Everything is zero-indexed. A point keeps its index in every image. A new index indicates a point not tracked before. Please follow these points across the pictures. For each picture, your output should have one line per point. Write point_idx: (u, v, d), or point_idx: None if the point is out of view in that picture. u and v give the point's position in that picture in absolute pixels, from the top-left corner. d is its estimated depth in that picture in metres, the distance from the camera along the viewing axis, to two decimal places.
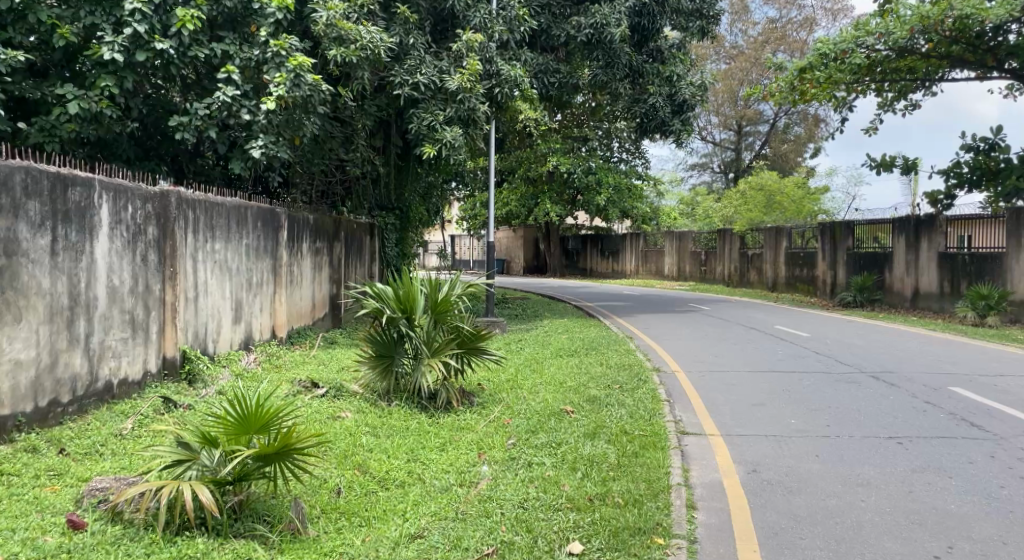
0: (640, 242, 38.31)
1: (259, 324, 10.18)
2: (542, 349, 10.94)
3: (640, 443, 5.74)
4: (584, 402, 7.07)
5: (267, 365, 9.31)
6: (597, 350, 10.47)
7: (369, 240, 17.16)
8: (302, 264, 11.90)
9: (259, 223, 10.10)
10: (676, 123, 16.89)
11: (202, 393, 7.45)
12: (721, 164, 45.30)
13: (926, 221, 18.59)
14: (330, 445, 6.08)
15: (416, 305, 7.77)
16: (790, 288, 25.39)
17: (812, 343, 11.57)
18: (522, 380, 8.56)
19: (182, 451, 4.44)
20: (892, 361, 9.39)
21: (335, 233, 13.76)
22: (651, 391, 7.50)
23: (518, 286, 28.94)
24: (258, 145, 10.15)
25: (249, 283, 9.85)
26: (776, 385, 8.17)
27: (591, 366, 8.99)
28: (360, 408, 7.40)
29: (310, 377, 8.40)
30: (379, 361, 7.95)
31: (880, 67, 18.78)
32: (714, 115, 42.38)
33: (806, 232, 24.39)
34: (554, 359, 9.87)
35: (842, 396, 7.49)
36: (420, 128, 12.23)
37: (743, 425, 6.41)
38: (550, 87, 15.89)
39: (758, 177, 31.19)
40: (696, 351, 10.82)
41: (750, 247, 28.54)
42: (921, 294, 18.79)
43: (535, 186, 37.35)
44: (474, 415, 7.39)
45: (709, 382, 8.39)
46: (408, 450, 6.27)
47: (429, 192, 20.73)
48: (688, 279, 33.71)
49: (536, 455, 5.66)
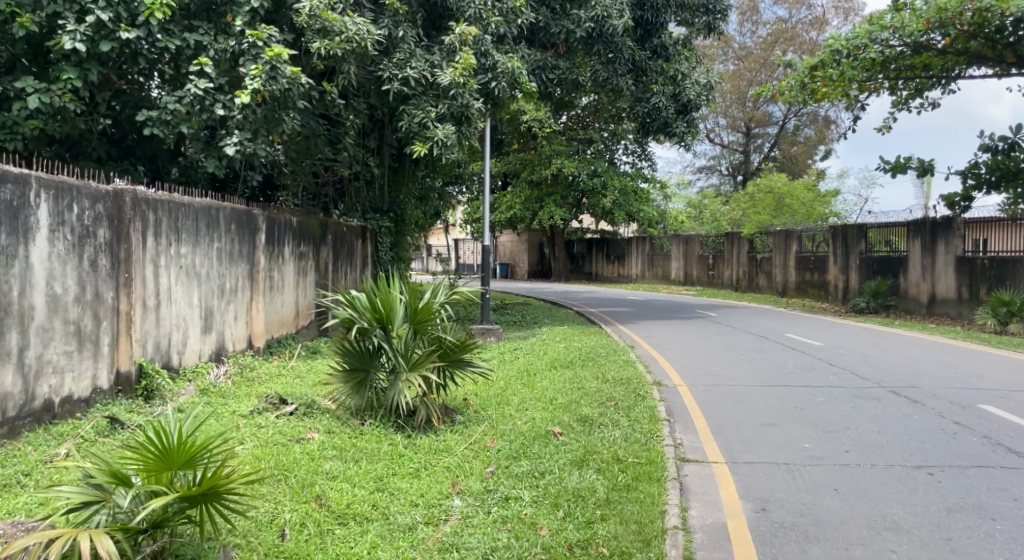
0: (646, 246, 37.57)
1: (233, 333, 9.53)
2: (536, 360, 10.26)
3: (632, 473, 5.06)
4: (575, 423, 6.38)
5: (238, 379, 8.66)
6: (595, 361, 9.79)
7: (361, 244, 16.55)
8: (284, 269, 11.27)
9: (233, 225, 9.45)
10: (681, 124, 16.22)
11: (157, 412, 6.81)
12: (729, 167, 44.57)
13: (943, 223, 17.80)
14: (288, 474, 5.42)
15: (392, 315, 7.11)
16: (801, 293, 24.62)
17: (826, 353, 10.83)
18: (511, 395, 7.87)
19: (92, 492, 3.75)
20: (914, 374, 8.64)
21: (322, 236, 13.12)
22: (649, 410, 6.81)
23: (521, 291, 28.27)
24: (232, 142, 9.66)
25: (220, 290, 9.20)
26: (788, 402, 7.46)
27: (586, 379, 8.30)
28: (329, 428, 6.74)
29: (280, 393, 7.74)
30: (351, 376, 7.26)
31: (895, 63, 18.04)
32: (722, 117, 41.63)
33: (816, 236, 23.64)
34: (548, 372, 9.18)
35: (862, 415, 6.78)
36: (411, 125, 11.55)
37: (752, 450, 5.72)
38: (548, 84, 15.16)
39: (767, 180, 30.45)
40: (700, 362, 10.11)
41: (759, 250, 27.78)
42: (938, 299, 18.00)
43: (539, 189, 36.72)
44: (454, 436, 6.71)
45: (714, 398, 7.69)
46: (376, 478, 5.60)
47: (426, 195, 20.08)
48: (696, 283, 32.97)
49: (516, 488, 4.98)
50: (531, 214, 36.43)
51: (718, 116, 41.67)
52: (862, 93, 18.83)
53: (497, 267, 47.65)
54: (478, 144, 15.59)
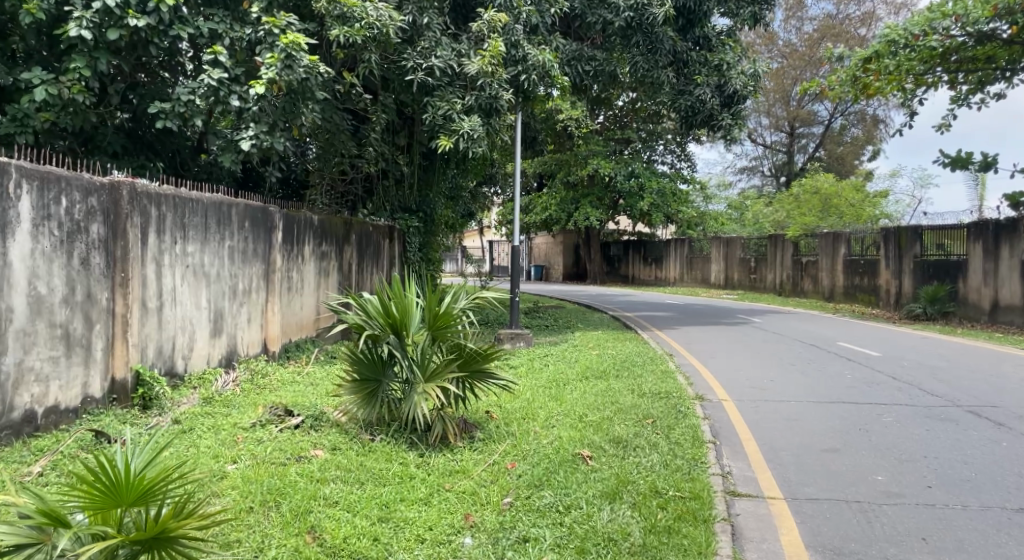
0: (685, 248, 36.49)
1: (245, 338, 8.95)
2: (566, 370, 9.55)
3: (674, 512, 4.35)
4: (607, 444, 5.68)
5: (248, 386, 8.10)
6: (630, 372, 9.04)
7: (388, 244, 16.03)
8: (303, 269, 10.73)
9: (247, 222, 8.90)
10: (726, 117, 15.31)
11: (152, 424, 6.26)
12: (772, 167, 43.22)
13: (1006, 226, 16.59)
14: (285, 498, 4.79)
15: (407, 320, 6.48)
16: (849, 298, 23.45)
17: (884, 365, 9.95)
18: (537, 410, 7.19)
19: (24, 532, 3.08)
20: (988, 394, 7.76)
21: (345, 235, 12.59)
22: (691, 430, 6.06)
23: (555, 294, 27.53)
24: (248, 136, 9.06)
25: (233, 291, 8.63)
26: (849, 424, 6.66)
27: (620, 392, 7.58)
28: (337, 445, 6.14)
29: (287, 403, 7.15)
30: (362, 387, 6.63)
31: (956, 55, 16.92)
32: (765, 116, 40.42)
33: (866, 238, 22.50)
34: (579, 382, 8.49)
35: (936, 443, 5.97)
36: (435, 118, 10.95)
37: (814, 484, 4.94)
38: (583, 76, 14.40)
39: (813, 180, 29.28)
40: (746, 374, 9.31)
41: (804, 254, 26.65)
42: (1001, 306, 16.85)
43: (575, 189, 35.92)
44: (473, 456, 6.06)
45: (763, 417, 6.91)
46: (381, 504, 4.96)
47: (457, 194, 19.49)
48: (737, 287, 31.87)
49: (539, 525, 4.29)
50: (567, 216, 35.61)
51: (761, 115, 40.44)
52: (920, 87, 17.70)
53: (532, 269, 46.89)
54: (509, 139, 14.97)
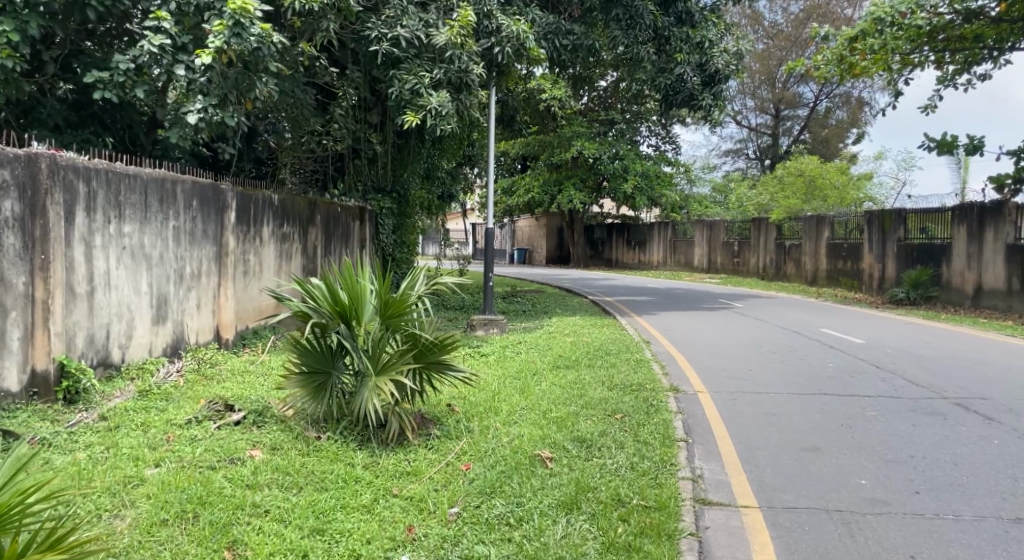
0: (668, 232, 36.07)
1: (195, 325, 8.39)
2: (537, 359, 9.09)
3: (637, 525, 3.89)
4: (569, 444, 5.22)
5: (193, 377, 7.56)
6: (604, 361, 8.58)
7: (358, 226, 15.47)
8: (261, 251, 10.15)
9: (195, 201, 8.32)
10: (706, 97, 14.63)
11: (75, 422, 5.72)
12: (756, 150, 42.78)
13: (992, 209, 16.24)
14: (205, 507, 4.29)
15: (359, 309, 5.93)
16: (832, 282, 23.13)
17: (868, 353, 9.57)
18: (501, 404, 6.72)
19: None
20: (976, 386, 7.37)
21: (309, 216, 12.01)
22: (662, 428, 5.62)
23: (536, 278, 27.06)
24: (195, 109, 8.56)
25: (179, 276, 8.05)
26: (832, 420, 6.24)
27: (590, 384, 7.14)
28: (278, 444, 5.61)
29: (229, 397, 6.62)
30: (308, 381, 6.05)
31: (943, 34, 16.55)
32: (749, 98, 40.06)
33: (850, 221, 22.19)
34: (548, 373, 8.04)
35: (924, 441, 5.55)
36: (402, 93, 10.37)
37: (793, 491, 4.50)
38: (561, 51, 13.77)
39: (797, 163, 28.93)
40: (724, 363, 8.88)
41: (788, 237, 26.32)
42: (984, 291, 16.56)
43: (558, 171, 35.39)
44: (427, 455, 5.57)
45: (740, 412, 6.47)
46: (318, 512, 4.46)
47: (433, 175, 18.88)
48: (721, 271, 31.52)
49: (486, 542, 3.80)
50: (549, 198, 35.06)
51: (745, 97, 40.02)
52: (906, 67, 17.29)
53: (516, 253, 46.35)
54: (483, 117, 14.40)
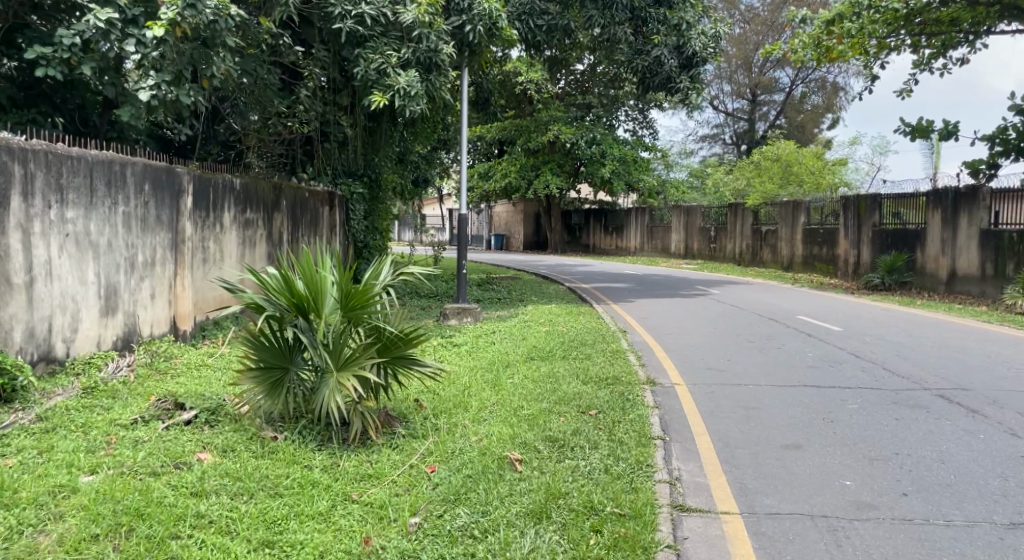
0: (645, 217, 35.87)
1: (149, 317, 7.97)
2: (510, 350, 8.79)
3: (611, 537, 3.61)
4: (540, 445, 4.93)
5: (145, 372, 7.15)
6: (579, 352, 8.29)
7: (328, 212, 15.03)
8: (221, 238, 9.73)
9: (147, 185, 7.88)
10: (683, 81, 14.33)
11: (9, 423, 5.31)
12: (733, 135, 42.64)
13: (967, 193, 16.18)
14: (142, 520, 3.94)
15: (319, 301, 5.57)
16: (808, 268, 23.07)
17: (846, 341, 9.39)
18: (471, 400, 6.39)
19: None
20: (958, 377, 7.18)
21: (274, 201, 11.56)
22: (638, 426, 5.34)
23: (512, 264, 26.75)
24: (146, 86, 8.21)
25: (130, 264, 7.63)
26: (813, 414, 6.01)
27: (563, 377, 6.86)
28: (230, 446, 5.24)
29: (181, 394, 6.23)
30: (264, 377, 5.64)
31: (920, 17, 16.43)
32: (726, 82, 39.97)
33: (825, 207, 22.12)
34: (521, 365, 7.74)
35: (909, 437, 5.33)
36: (367, 72, 9.95)
37: (776, 494, 4.24)
38: (536, 32, 13.49)
39: (774, 148, 28.85)
40: (702, 353, 8.64)
41: (764, 222, 26.23)
42: (958, 276, 16.52)
43: (535, 156, 35.03)
44: (390, 457, 5.24)
45: (719, 407, 6.22)
46: (268, 522, 4.13)
47: (406, 160, 18.43)
48: (697, 257, 31.41)
49: (447, 558, 3.50)
50: (526, 183, 34.71)
51: (722, 81, 39.87)
52: (883, 51, 17.17)
53: (492, 238, 45.98)
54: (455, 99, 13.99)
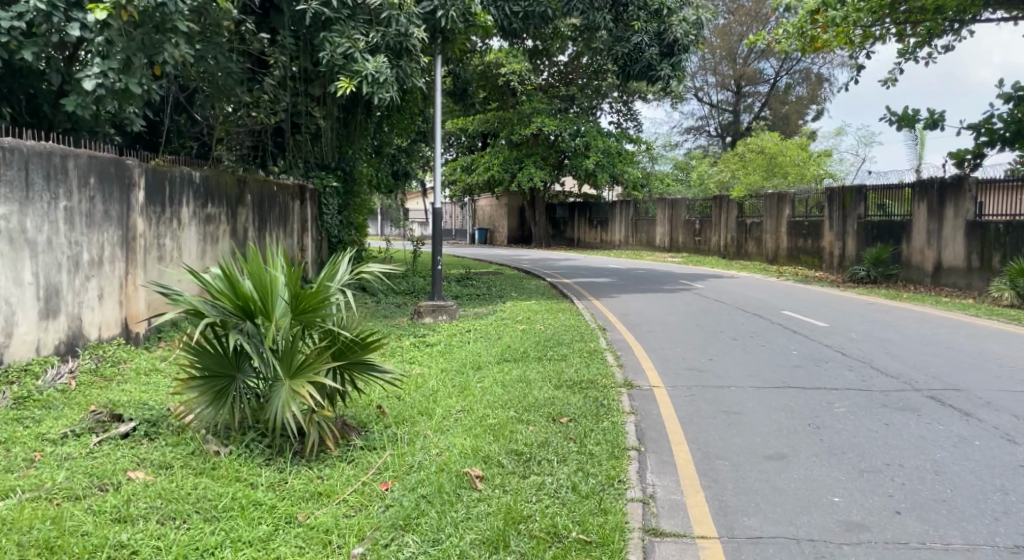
0: (630, 210, 35.49)
1: (97, 319, 7.50)
2: (483, 351, 8.39)
3: None
4: (503, 459, 4.54)
5: (89, 379, 6.69)
6: (554, 353, 7.91)
7: (299, 206, 14.53)
8: (178, 234, 9.27)
9: (93, 177, 7.44)
10: (665, 68, 13.93)
11: None
12: (717, 128, 42.38)
13: (951, 184, 15.93)
14: (51, 554, 3.53)
15: (270, 306, 5.12)
16: (793, 261, 22.80)
17: (833, 338, 9.05)
18: (435, 407, 5.98)
19: None
20: (950, 376, 6.84)
21: (237, 196, 11.09)
22: (611, 436, 4.96)
23: (495, 258, 26.30)
24: (92, 74, 7.92)
25: (75, 263, 7.17)
26: (798, 419, 5.64)
27: (535, 381, 6.46)
28: (167, 463, 4.79)
29: (122, 404, 5.77)
30: (209, 385, 5.18)
31: (904, 6, 16.17)
32: (710, 74, 39.71)
33: (810, 199, 21.85)
34: (492, 368, 7.34)
35: (902, 444, 4.97)
36: (334, 57, 9.53)
37: (758, 515, 3.87)
38: (512, 19, 13.09)
39: (758, 140, 28.59)
40: (683, 351, 8.28)
41: (748, 215, 25.95)
42: (944, 268, 16.28)
43: (519, 149, 34.56)
44: (343, 472, 4.81)
45: (699, 413, 5.84)
46: (196, 552, 3.72)
47: (382, 152, 17.94)
48: (682, 250, 31.09)
49: None
50: (510, 176, 34.24)
51: (706, 73, 39.62)
52: (868, 40, 16.92)
53: (476, 233, 45.53)
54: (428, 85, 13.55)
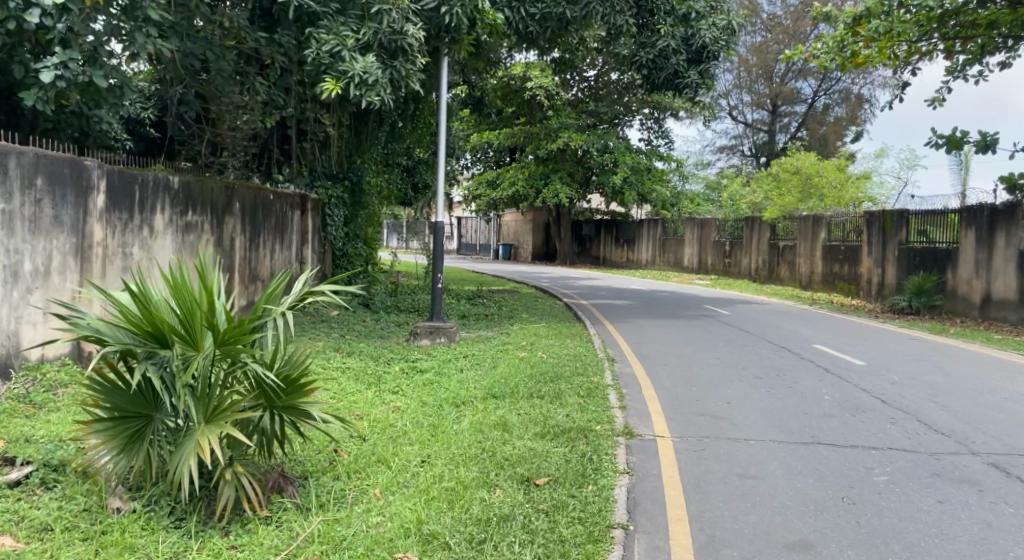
0: (658, 230, 34.39)
1: (38, 337, 6.74)
2: (471, 385, 7.46)
3: None
4: (452, 541, 3.63)
5: (12, 406, 5.89)
6: (549, 389, 6.95)
7: (300, 217, 13.83)
8: (150, 244, 8.52)
9: (40, 179, 6.71)
10: (693, 76, 13.07)
11: None
12: (751, 147, 41.19)
13: (1003, 211, 14.66)
14: None
15: (197, 333, 4.23)
16: (828, 287, 21.57)
17: (869, 379, 7.99)
18: (396, 457, 5.09)
19: None
20: (1012, 436, 5.76)
21: (223, 206, 10.35)
22: (592, 511, 4.02)
23: (514, 276, 25.34)
24: (50, 65, 7.39)
25: (15, 273, 6.43)
26: (828, 490, 4.63)
27: (517, 426, 5.54)
28: (50, 529, 3.96)
29: (29, 443, 4.95)
30: (120, 430, 4.30)
31: (954, 20, 15.05)
32: (746, 92, 38.58)
33: (847, 222, 20.65)
34: (474, 406, 6.43)
35: (959, 536, 3.95)
36: (320, 55, 8.92)
37: None
38: (529, 21, 12.37)
39: (794, 160, 27.44)
40: (697, 391, 7.26)
41: (781, 237, 24.77)
42: (993, 301, 15.02)
43: (545, 164, 33.70)
44: (258, 542, 3.92)
45: (705, 476, 4.86)
46: None
47: (394, 163, 17.17)
48: (711, 272, 29.93)
49: None
50: (535, 192, 33.35)
51: (742, 91, 38.58)
52: (913, 56, 15.84)
53: (500, 249, 44.64)
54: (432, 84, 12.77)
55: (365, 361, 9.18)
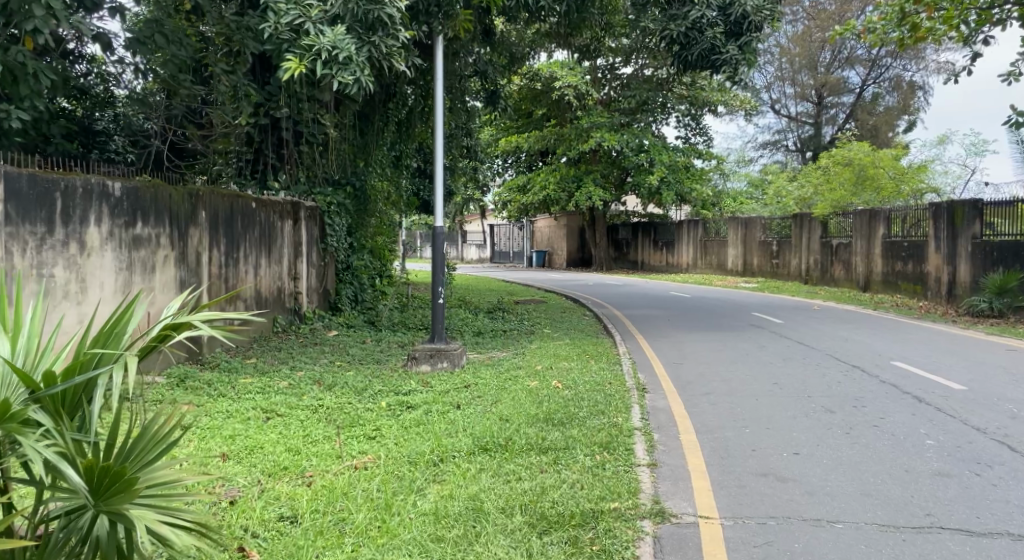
0: (698, 230, 32.33)
1: None
2: (456, 433, 5.80)
3: None
4: None
5: None
6: (555, 440, 5.28)
7: (291, 228, 12.34)
8: (81, 260, 7.11)
9: None
10: (732, 50, 11.28)
11: None
12: (797, 142, 38.89)
13: None
14: None
15: None
16: (890, 288, 19.43)
17: (977, 410, 6.14)
18: None
19: None
20: None
21: (187, 217, 8.95)
22: None
23: (544, 284, 23.58)
24: None
25: None
26: None
27: (498, 514, 3.89)
28: None
29: None
30: None
31: None
32: (789, 84, 36.37)
33: (909, 216, 18.52)
34: (451, 471, 4.78)
35: None
36: (278, 29, 7.49)
37: None
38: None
39: (845, 151, 25.19)
40: (754, 438, 5.50)
41: (834, 235, 22.64)
42: None
43: (577, 167, 31.96)
44: None
45: None
46: None
47: (403, 166, 15.66)
48: (756, 275, 27.84)
49: None
50: (567, 196, 31.57)
51: (784, 83, 36.42)
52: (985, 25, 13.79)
53: (534, 256, 43.02)
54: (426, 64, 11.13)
55: (344, 396, 7.62)
